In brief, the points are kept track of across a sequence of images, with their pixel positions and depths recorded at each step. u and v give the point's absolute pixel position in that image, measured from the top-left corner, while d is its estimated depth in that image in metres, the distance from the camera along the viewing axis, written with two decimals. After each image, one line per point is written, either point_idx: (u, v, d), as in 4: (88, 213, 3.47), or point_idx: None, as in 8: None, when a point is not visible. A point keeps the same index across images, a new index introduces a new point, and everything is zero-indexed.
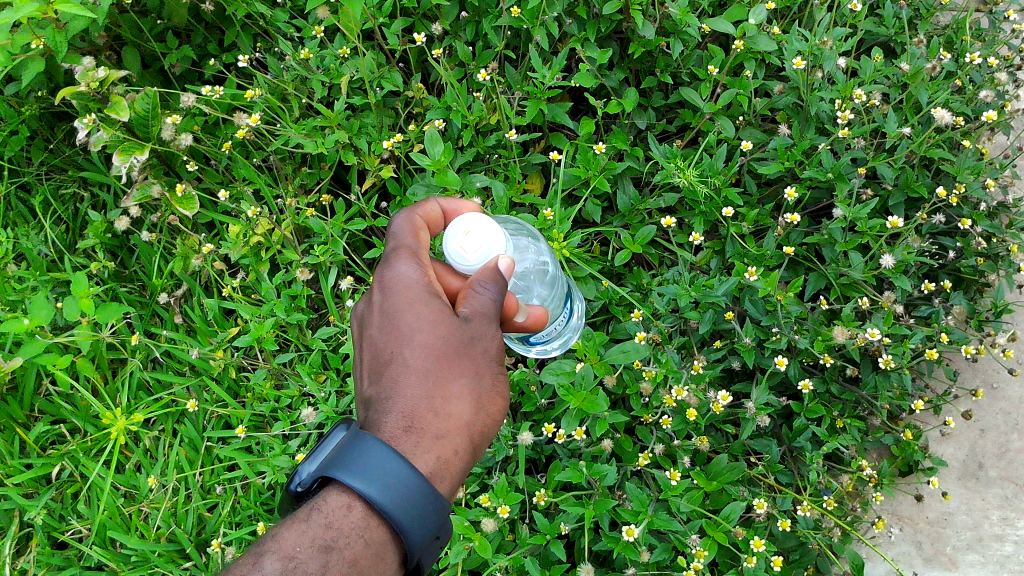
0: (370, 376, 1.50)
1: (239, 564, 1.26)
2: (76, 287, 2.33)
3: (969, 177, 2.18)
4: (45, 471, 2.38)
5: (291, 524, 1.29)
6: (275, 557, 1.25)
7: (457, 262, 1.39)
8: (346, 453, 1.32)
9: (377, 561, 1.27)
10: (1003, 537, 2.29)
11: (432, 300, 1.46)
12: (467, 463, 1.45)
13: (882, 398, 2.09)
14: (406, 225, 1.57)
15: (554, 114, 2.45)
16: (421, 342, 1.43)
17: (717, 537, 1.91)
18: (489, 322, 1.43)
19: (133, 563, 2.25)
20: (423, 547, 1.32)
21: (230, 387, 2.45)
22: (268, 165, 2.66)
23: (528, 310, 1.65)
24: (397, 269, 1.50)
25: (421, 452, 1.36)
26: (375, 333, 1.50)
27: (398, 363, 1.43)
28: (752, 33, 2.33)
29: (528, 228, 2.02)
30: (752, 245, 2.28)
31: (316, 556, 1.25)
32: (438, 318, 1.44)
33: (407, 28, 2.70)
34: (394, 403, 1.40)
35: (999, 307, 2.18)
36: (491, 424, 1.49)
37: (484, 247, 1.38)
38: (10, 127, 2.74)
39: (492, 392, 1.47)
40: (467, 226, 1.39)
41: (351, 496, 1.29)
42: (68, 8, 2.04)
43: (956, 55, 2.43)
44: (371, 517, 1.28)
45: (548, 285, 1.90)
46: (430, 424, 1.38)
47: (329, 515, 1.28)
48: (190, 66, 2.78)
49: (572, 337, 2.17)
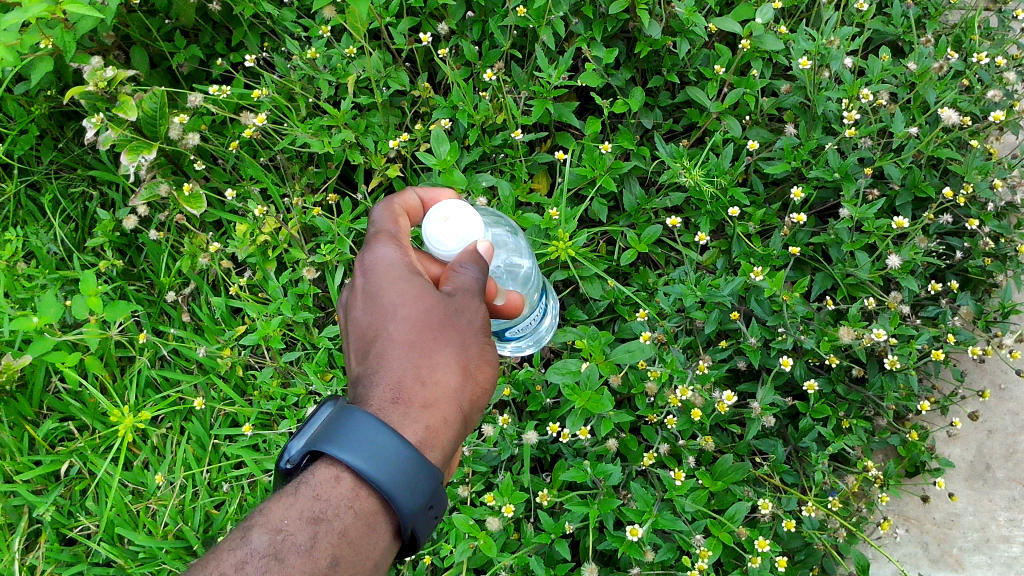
0: (357, 355, 1.50)
1: (230, 539, 1.28)
2: (84, 286, 2.37)
3: (977, 177, 2.16)
4: (54, 467, 2.41)
5: (280, 498, 1.31)
6: (263, 530, 1.26)
7: (436, 248, 1.47)
8: (333, 427, 1.32)
9: (368, 532, 1.27)
10: (1010, 539, 2.28)
11: (414, 277, 1.48)
12: (459, 433, 1.45)
13: (888, 398, 2.09)
14: (385, 213, 1.61)
15: (560, 114, 2.45)
16: (406, 316, 1.44)
17: (722, 537, 1.92)
18: (473, 295, 1.46)
19: (140, 559, 2.28)
20: (416, 517, 1.31)
21: (237, 386, 2.47)
22: (275, 164, 2.67)
23: (506, 295, 1.70)
24: (378, 252, 1.52)
25: (409, 422, 1.36)
26: (359, 314, 1.51)
27: (383, 338, 1.44)
28: (759, 33, 2.34)
29: (506, 221, 2.08)
30: (758, 245, 2.26)
31: (305, 528, 1.26)
32: (421, 292, 1.46)
33: (413, 28, 2.71)
34: (381, 377, 1.40)
35: (1007, 307, 2.14)
36: (481, 391, 1.50)
37: (462, 233, 1.47)
38: (20, 126, 2.77)
39: (479, 359, 1.48)
40: (447, 212, 1.47)
41: (339, 468, 1.29)
42: (77, 8, 2.07)
43: (964, 54, 2.42)
44: (360, 488, 1.28)
45: (520, 284, 1.91)
46: (418, 394, 1.39)
47: (317, 487, 1.29)
48: (198, 65, 2.78)
49: (545, 335, 2.21)
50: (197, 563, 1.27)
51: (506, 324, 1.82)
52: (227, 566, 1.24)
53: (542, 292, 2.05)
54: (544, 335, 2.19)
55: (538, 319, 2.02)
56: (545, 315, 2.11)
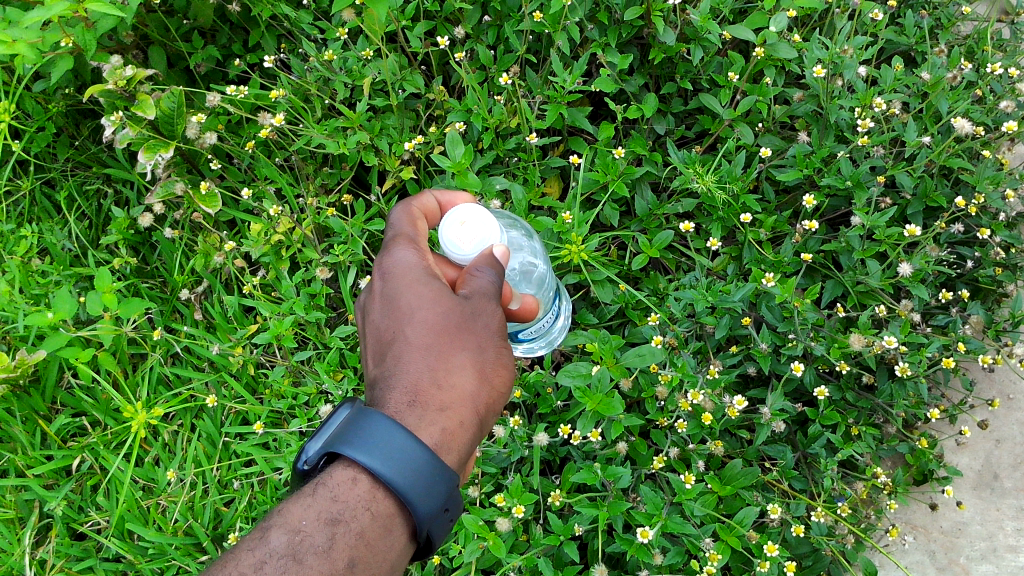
0: (374, 357, 1.52)
1: (249, 538, 1.29)
2: (99, 283, 2.39)
3: (989, 187, 2.17)
4: (66, 462, 2.43)
5: (298, 498, 1.32)
6: (281, 530, 1.27)
7: (452, 252, 1.49)
8: (351, 429, 1.33)
9: (384, 534, 1.28)
10: (1017, 549, 2.29)
11: (432, 280, 1.50)
12: (475, 435, 1.46)
13: (897, 405, 2.10)
14: (403, 216, 1.62)
15: (574, 118, 2.47)
16: (423, 319, 1.46)
17: (731, 541, 1.91)
18: (489, 298, 1.48)
19: (150, 555, 2.29)
20: (432, 519, 1.32)
21: (249, 384, 2.48)
22: (290, 164, 2.70)
23: (522, 299, 1.71)
24: (396, 255, 1.54)
25: (425, 424, 1.37)
26: (377, 317, 1.53)
27: (401, 341, 1.46)
28: (773, 41, 2.36)
29: (522, 224, 2.09)
30: (770, 252, 2.27)
31: (323, 529, 1.27)
32: (438, 295, 1.48)
33: (429, 31, 2.73)
34: (398, 379, 1.42)
35: (1017, 317, 2.15)
36: (496, 395, 1.51)
37: (478, 237, 1.48)
38: (37, 124, 2.79)
39: (495, 362, 1.50)
40: (463, 216, 1.49)
41: (356, 469, 1.30)
42: (99, 7, 2.09)
43: (977, 65, 2.44)
44: (377, 489, 1.29)
45: (535, 286, 1.94)
46: (434, 396, 1.40)
47: (335, 488, 1.30)
48: (215, 66, 2.82)
49: (557, 338, 2.23)
50: (216, 562, 1.28)
51: (520, 326, 1.85)
52: (245, 566, 1.25)
53: (556, 298, 2.07)
54: (556, 335, 2.20)
55: (551, 321, 2.05)
56: (558, 318, 2.13)
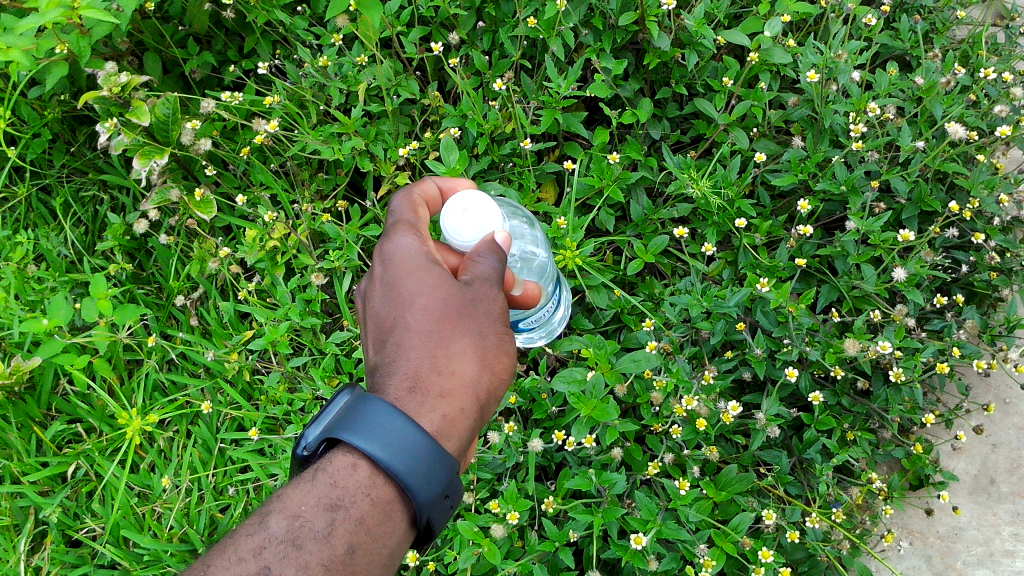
0: (374, 344, 1.52)
1: (248, 523, 1.30)
2: (93, 289, 2.38)
3: (983, 191, 2.19)
4: (61, 469, 2.42)
5: (298, 484, 1.32)
6: (280, 516, 1.27)
7: (455, 238, 1.50)
8: (350, 414, 1.33)
9: (384, 520, 1.28)
10: (1014, 553, 2.28)
11: (433, 266, 1.50)
12: (475, 422, 1.46)
13: (893, 411, 2.08)
14: (404, 202, 1.62)
15: (569, 123, 2.46)
16: (423, 305, 1.46)
17: (726, 547, 1.91)
18: (491, 284, 1.47)
19: (145, 562, 2.27)
20: (432, 505, 1.32)
21: (244, 390, 2.47)
22: (285, 170, 2.71)
23: (524, 284, 1.71)
24: (397, 242, 1.54)
25: (425, 411, 1.37)
26: (378, 304, 1.52)
27: (401, 327, 1.46)
28: (767, 45, 2.36)
29: (523, 213, 2.09)
30: (765, 256, 2.28)
31: (323, 515, 1.27)
32: (439, 281, 1.47)
33: (425, 37, 2.74)
34: (398, 365, 1.42)
35: (1012, 321, 2.15)
36: (498, 381, 1.50)
37: (480, 224, 1.49)
38: (33, 130, 2.81)
39: (496, 349, 1.49)
40: (465, 203, 1.50)
41: (356, 455, 1.30)
42: (93, 13, 2.09)
43: (972, 69, 2.44)
44: (377, 476, 1.29)
45: (535, 274, 1.96)
46: (434, 383, 1.40)
47: (334, 474, 1.30)
48: (211, 72, 2.82)
49: (557, 327, 2.27)
50: (215, 547, 1.29)
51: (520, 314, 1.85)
52: (243, 552, 1.25)
53: (555, 286, 2.09)
54: (556, 327, 2.25)
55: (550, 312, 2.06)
56: (558, 308, 2.15)
